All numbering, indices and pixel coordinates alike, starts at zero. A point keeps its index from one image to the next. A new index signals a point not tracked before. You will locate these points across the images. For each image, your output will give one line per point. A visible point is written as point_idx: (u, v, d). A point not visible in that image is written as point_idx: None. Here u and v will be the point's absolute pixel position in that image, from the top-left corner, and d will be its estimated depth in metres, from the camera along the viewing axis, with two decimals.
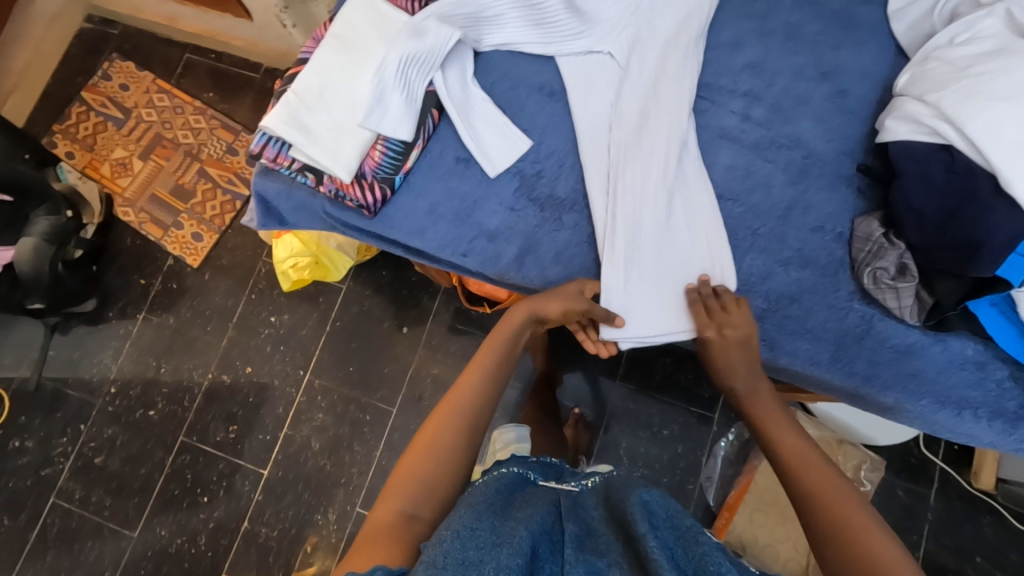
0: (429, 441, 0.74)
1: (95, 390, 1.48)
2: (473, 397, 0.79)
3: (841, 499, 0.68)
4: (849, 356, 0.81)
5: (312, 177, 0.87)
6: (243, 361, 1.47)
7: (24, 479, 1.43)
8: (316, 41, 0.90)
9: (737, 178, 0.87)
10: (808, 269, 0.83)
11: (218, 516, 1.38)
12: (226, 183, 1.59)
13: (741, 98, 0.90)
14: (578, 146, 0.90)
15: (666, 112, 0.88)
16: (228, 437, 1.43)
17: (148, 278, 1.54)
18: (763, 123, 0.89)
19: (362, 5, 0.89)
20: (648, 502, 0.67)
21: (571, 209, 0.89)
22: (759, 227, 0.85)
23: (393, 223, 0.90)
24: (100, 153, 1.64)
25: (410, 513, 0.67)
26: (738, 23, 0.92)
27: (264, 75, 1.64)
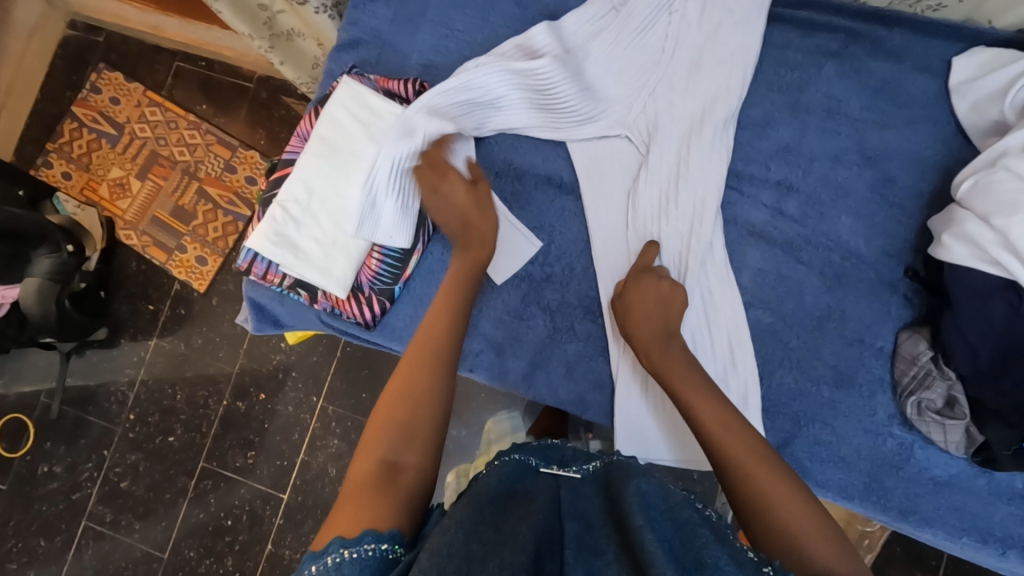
0: (405, 383, 0.67)
1: (115, 417, 1.51)
2: (445, 334, 0.72)
3: (771, 483, 0.59)
4: (883, 485, 0.76)
5: (305, 294, 0.82)
6: (257, 389, 1.47)
7: (55, 504, 1.48)
8: (301, 140, 0.83)
9: (767, 284, 0.81)
10: (842, 388, 0.78)
11: (242, 539, 1.42)
12: (227, 204, 1.54)
13: (773, 188, 0.82)
14: (591, 248, 0.84)
15: (686, 210, 0.82)
16: (246, 463, 1.45)
17: (157, 304, 1.53)
18: (797, 220, 0.81)
19: (347, 99, 0.81)
20: (648, 489, 0.59)
21: (584, 318, 0.84)
22: (792, 340, 0.79)
23: (396, 332, 0.85)
24: (97, 173, 1.59)
25: (392, 465, 0.61)
26: (770, 99, 0.83)
27: (259, 84, 1.55)
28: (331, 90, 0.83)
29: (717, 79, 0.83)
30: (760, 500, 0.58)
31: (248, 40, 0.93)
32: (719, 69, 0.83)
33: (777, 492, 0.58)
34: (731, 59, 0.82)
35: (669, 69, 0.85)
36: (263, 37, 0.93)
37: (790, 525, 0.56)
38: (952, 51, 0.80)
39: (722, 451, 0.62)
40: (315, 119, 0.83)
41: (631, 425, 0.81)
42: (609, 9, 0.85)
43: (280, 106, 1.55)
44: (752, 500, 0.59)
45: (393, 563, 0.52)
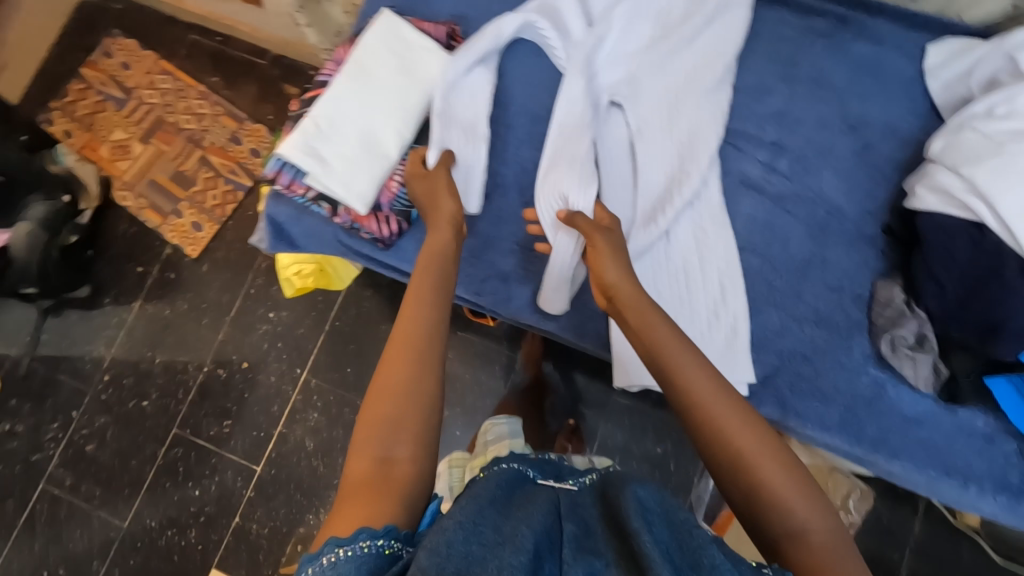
0: (393, 381, 0.61)
1: (88, 378, 1.47)
2: (428, 327, 0.65)
3: (752, 446, 0.59)
4: (859, 420, 0.80)
5: (327, 207, 0.84)
6: (239, 357, 1.46)
7: (13, 465, 1.42)
8: (336, 65, 0.87)
9: (757, 230, 0.86)
10: (822, 327, 0.83)
11: (208, 511, 1.38)
12: (229, 173, 1.55)
13: (769, 147, 0.88)
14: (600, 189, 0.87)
15: (686, 161, 0.86)
16: (221, 432, 1.42)
17: (145, 267, 1.51)
18: (787, 175, 0.87)
19: (384, 31, 0.86)
20: (644, 495, 0.58)
21: None
22: (776, 280, 0.84)
23: (405, 257, 0.88)
24: (99, 134, 1.59)
25: (385, 461, 0.57)
26: (765, 69, 0.91)
27: (271, 61, 1.59)
28: (365, 27, 0.87)
29: (720, 48, 0.89)
30: (779, 516, 0.57)
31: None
32: (719, 42, 0.89)
33: (794, 497, 0.57)
34: (732, 36, 0.89)
35: (674, 38, 0.89)
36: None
37: (776, 489, 0.57)
38: (926, 42, 0.90)
39: (739, 457, 0.59)
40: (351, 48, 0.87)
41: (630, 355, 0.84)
42: None
43: (290, 83, 1.58)
44: (738, 464, 0.59)
45: (393, 559, 0.49)
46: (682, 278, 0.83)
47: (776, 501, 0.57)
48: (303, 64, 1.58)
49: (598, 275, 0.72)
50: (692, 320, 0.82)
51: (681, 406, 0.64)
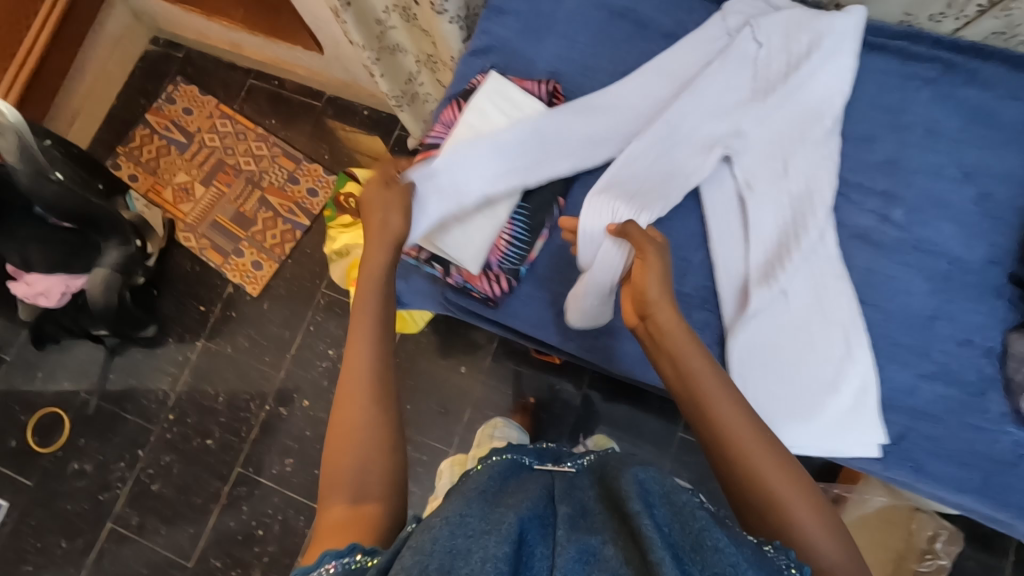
0: (357, 423, 0.62)
1: (153, 417, 1.49)
2: (374, 363, 0.65)
3: (775, 475, 0.59)
4: (1000, 490, 0.71)
5: (439, 268, 0.81)
6: (300, 394, 1.46)
7: (81, 503, 1.44)
8: (446, 128, 0.83)
9: (874, 285, 0.76)
10: (954, 385, 0.73)
11: (272, 550, 1.37)
12: (287, 213, 1.59)
13: (880, 197, 0.78)
14: (709, 242, 0.79)
15: (796, 213, 0.78)
16: (283, 471, 1.42)
17: (207, 306, 1.54)
18: (901, 228, 0.78)
19: (496, 93, 0.81)
20: (645, 479, 0.56)
21: (701, 306, 0.78)
22: (901, 337, 0.75)
23: (514, 315, 0.83)
24: (163, 177, 1.65)
25: (358, 501, 0.59)
26: (870, 115, 0.80)
27: (326, 103, 1.64)
28: (476, 85, 0.82)
29: (827, 92, 0.79)
30: (804, 549, 0.56)
31: (358, 50, 0.98)
32: (826, 88, 0.79)
33: (813, 528, 0.57)
34: (834, 85, 0.78)
35: (777, 90, 0.79)
36: (373, 49, 0.98)
37: (799, 521, 0.57)
38: None
39: (764, 488, 0.58)
40: (459, 109, 0.83)
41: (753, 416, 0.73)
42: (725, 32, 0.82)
43: (345, 124, 1.62)
44: (761, 494, 0.58)
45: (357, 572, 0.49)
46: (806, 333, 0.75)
47: (799, 532, 0.56)
48: (358, 105, 1.62)
49: (640, 288, 0.67)
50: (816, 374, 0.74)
51: (711, 435, 0.61)
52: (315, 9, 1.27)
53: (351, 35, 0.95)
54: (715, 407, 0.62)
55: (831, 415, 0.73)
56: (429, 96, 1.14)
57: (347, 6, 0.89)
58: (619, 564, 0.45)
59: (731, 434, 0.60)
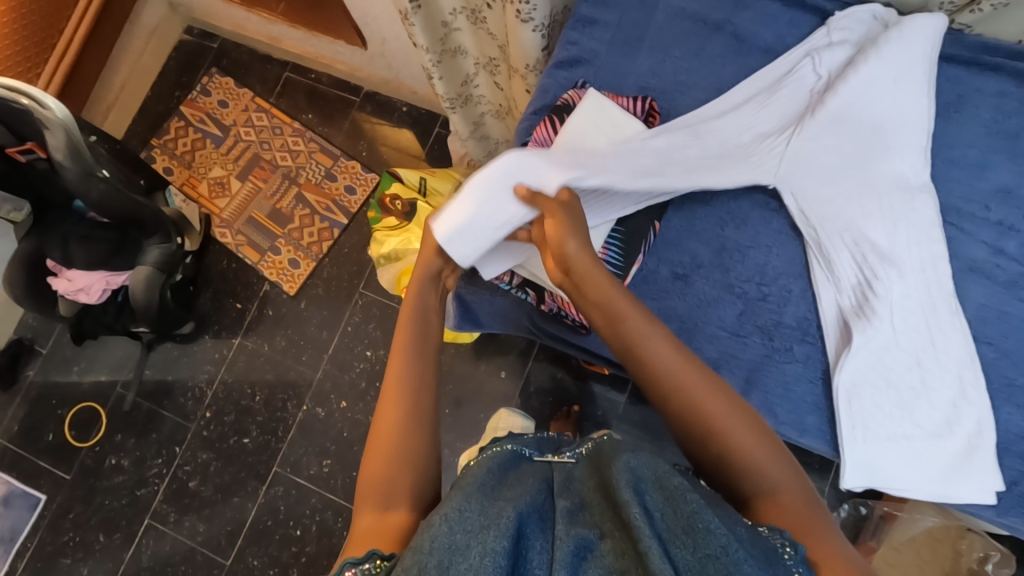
0: (385, 423, 0.62)
1: (190, 414, 1.48)
2: (416, 372, 0.65)
3: (721, 411, 0.58)
4: None
5: (533, 294, 0.79)
6: (337, 396, 1.45)
7: (119, 499, 1.44)
8: (537, 144, 0.77)
9: (990, 321, 0.71)
10: None
11: (310, 551, 1.37)
12: (324, 210, 1.56)
13: (995, 228, 0.73)
14: (811, 270, 0.75)
15: (907, 244, 0.72)
16: (321, 472, 1.42)
17: (244, 303, 1.53)
18: (1020, 260, 0.73)
19: (594, 111, 0.76)
20: (636, 466, 0.50)
21: (802, 340, 0.74)
22: (1018, 377, 0.70)
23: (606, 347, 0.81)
24: (197, 171, 1.62)
25: (384, 506, 0.57)
26: (986, 141, 0.75)
27: (364, 99, 1.60)
28: (571, 102, 0.78)
29: (912, 112, 0.74)
30: (750, 480, 0.56)
31: (421, 52, 0.94)
32: (912, 110, 0.74)
33: (766, 461, 0.56)
34: (920, 109, 0.74)
35: (828, 103, 0.75)
36: (435, 51, 0.95)
37: (746, 454, 0.56)
38: None
39: (710, 428, 0.58)
40: (554, 125, 0.77)
41: (860, 455, 0.69)
42: (801, 55, 0.78)
43: (383, 120, 1.59)
44: (708, 431, 0.58)
45: None
46: (915, 369, 0.70)
47: (750, 464, 0.56)
48: (396, 100, 1.58)
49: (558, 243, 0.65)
50: (926, 411, 0.69)
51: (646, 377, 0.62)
52: (366, 3, 1.24)
53: (415, 38, 0.92)
54: (645, 343, 0.62)
55: (952, 454, 0.68)
56: (484, 98, 1.10)
57: (416, 9, 0.86)
58: (615, 561, 0.42)
59: (670, 379, 0.60)
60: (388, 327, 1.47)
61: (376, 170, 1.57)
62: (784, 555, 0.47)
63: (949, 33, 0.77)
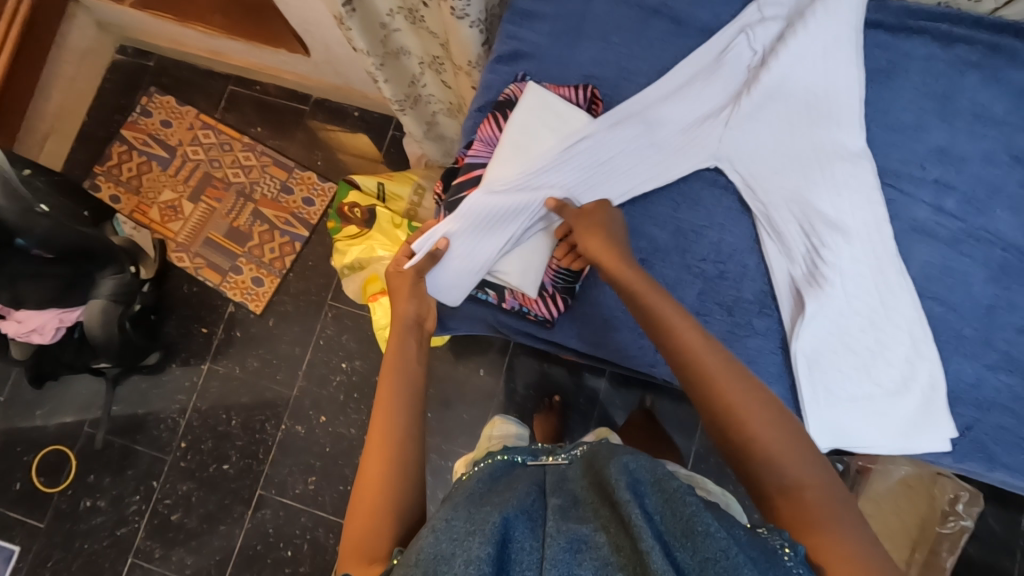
0: (371, 470, 0.59)
1: (165, 446, 1.44)
2: (402, 420, 0.62)
3: (739, 399, 0.58)
4: None
5: (493, 293, 0.81)
6: (317, 411, 1.43)
7: (100, 540, 1.40)
8: (486, 145, 0.80)
9: (936, 277, 0.74)
10: (1018, 374, 0.72)
11: (304, 570, 1.35)
12: (284, 224, 1.52)
13: (932, 188, 0.76)
14: (762, 244, 0.77)
15: (849, 210, 0.74)
16: (307, 489, 1.39)
17: (210, 327, 1.49)
18: (957, 216, 0.76)
19: (538, 107, 0.78)
20: (635, 468, 0.53)
21: (761, 312, 0.75)
22: (964, 329, 0.73)
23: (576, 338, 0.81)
24: (147, 196, 1.56)
25: (369, 559, 0.53)
26: (916, 103, 0.77)
27: (314, 107, 1.57)
28: (513, 97, 0.79)
29: (842, 81, 0.76)
30: (771, 473, 0.55)
31: (363, 56, 0.93)
32: (841, 81, 0.76)
33: (787, 454, 0.55)
34: (850, 77, 0.76)
35: (763, 80, 0.76)
36: (378, 54, 0.93)
37: (764, 445, 0.56)
38: None
39: (727, 415, 0.58)
40: (499, 123, 0.79)
41: (823, 419, 0.71)
42: (736, 31, 0.78)
43: (336, 127, 1.56)
44: (726, 417, 0.58)
45: None
46: (866, 330, 0.73)
47: (766, 454, 0.55)
48: (347, 106, 1.55)
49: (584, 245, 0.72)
50: (881, 371, 0.72)
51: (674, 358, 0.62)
52: (305, 10, 1.21)
53: (355, 42, 0.90)
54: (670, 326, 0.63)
55: (908, 415, 0.71)
56: (433, 98, 1.09)
57: (353, 13, 0.84)
58: (613, 553, 0.43)
59: (696, 362, 0.60)
60: (361, 337, 1.45)
61: (333, 179, 1.54)
62: (784, 555, 0.47)
63: None
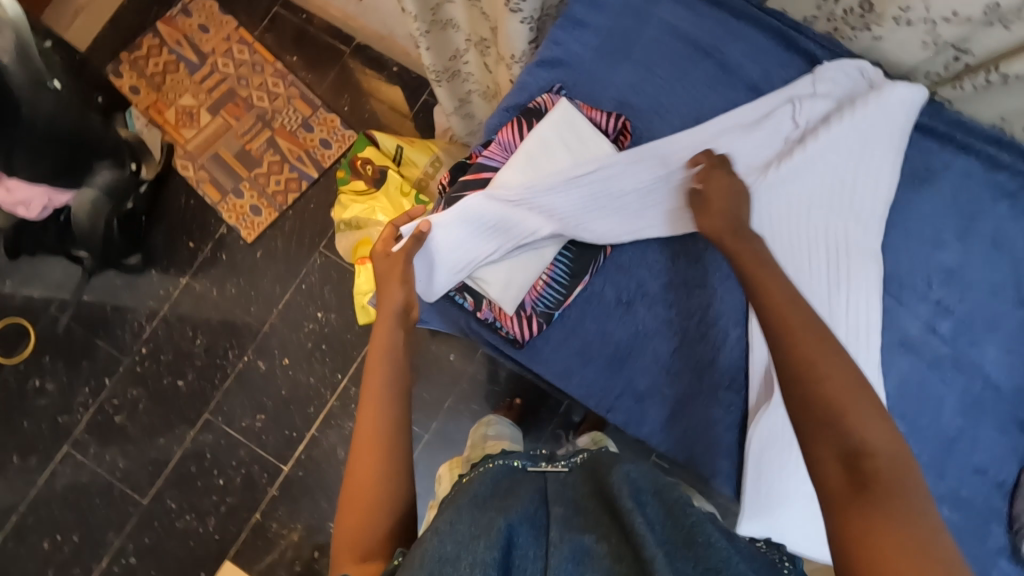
0: (361, 464, 0.61)
1: (125, 347, 1.43)
2: (387, 414, 0.63)
3: (826, 364, 0.56)
4: None
5: (471, 300, 0.78)
6: (282, 352, 1.42)
7: (40, 422, 1.40)
8: (502, 147, 0.79)
9: (909, 397, 0.74)
10: (960, 511, 0.72)
11: (230, 502, 1.36)
12: (295, 160, 1.50)
13: (932, 306, 0.75)
14: (750, 319, 0.75)
15: (847, 308, 0.72)
16: (254, 425, 1.39)
17: (198, 243, 1.47)
18: (948, 341, 0.75)
19: (562, 124, 0.78)
20: (636, 476, 0.55)
21: (729, 387, 0.76)
22: (921, 454, 0.73)
23: (543, 361, 0.80)
24: (167, 96, 1.53)
25: (364, 555, 0.56)
26: (939, 218, 0.76)
27: (354, 51, 1.53)
28: (543, 106, 0.79)
29: (871, 178, 0.74)
30: (848, 440, 0.53)
31: (409, 20, 0.90)
32: (872, 176, 0.74)
33: (864, 425, 0.53)
34: (882, 176, 0.74)
35: (795, 153, 0.74)
36: (425, 21, 0.90)
37: (838, 410, 0.54)
38: None
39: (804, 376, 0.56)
40: (521, 130, 0.79)
41: (759, 505, 0.71)
42: (783, 99, 0.77)
43: (371, 76, 1.52)
44: (802, 376, 0.56)
45: None
46: None
47: (843, 424, 0.53)
48: (388, 59, 1.52)
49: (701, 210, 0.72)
50: None
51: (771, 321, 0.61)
52: None
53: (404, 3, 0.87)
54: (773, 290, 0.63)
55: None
56: (471, 76, 1.06)
57: None
58: (614, 562, 0.43)
59: (793, 323, 0.60)
60: (343, 291, 1.44)
61: (355, 128, 1.51)
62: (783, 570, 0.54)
63: (932, 104, 0.78)
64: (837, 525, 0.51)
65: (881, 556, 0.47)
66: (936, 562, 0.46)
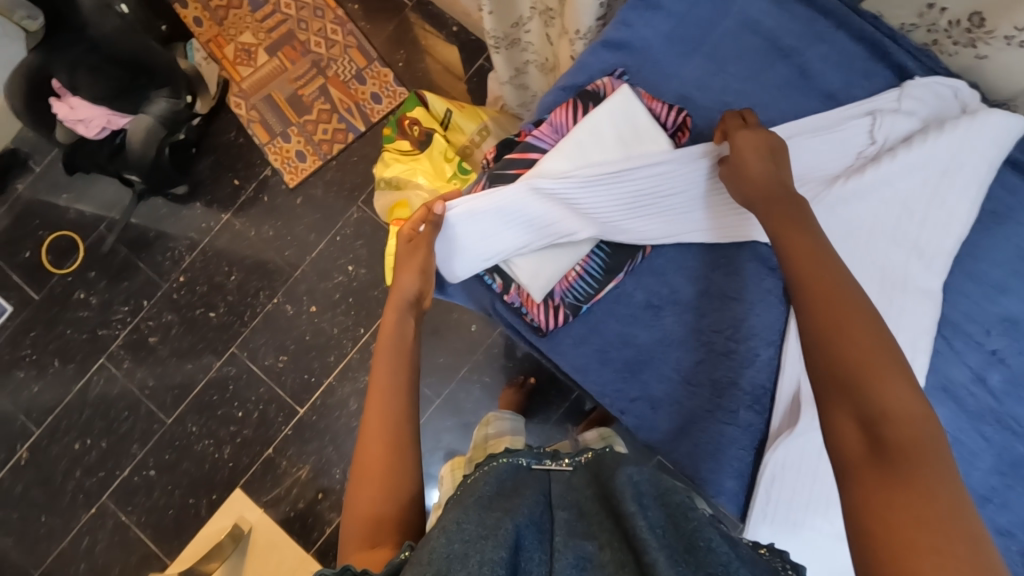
0: (370, 447, 0.62)
1: (164, 273, 1.49)
2: (391, 395, 0.65)
3: (853, 318, 0.53)
4: None
5: (499, 282, 0.79)
6: (309, 299, 1.45)
7: (80, 333, 1.47)
8: (554, 129, 0.77)
9: None
10: None
11: (246, 434, 1.42)
12: (344, 111, 1.49)
13: (985, 357, 0.71)
14: (785, 341, 0.73)
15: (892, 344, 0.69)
16: (275, 365, 1.44)
17: (242, 181, 1.49)
18: (996, 396, 0.71)
19: (615, 114, 0.74)
20: (637, 478, 0.53)
21: (750, 405, 0.74)
22: None
23: (559, 353, 0.81)
24: (227, 31, 1.53)
25: (373, 541, 0.56)
26: (1014, 266, 0.71)
27: (416, 5, 1.49)
28: (602, 90, 0.76)
29: (947, 210, 0.69)
30: (867, 400, 0.49)
31: None
32: (948, 208, 0.69)
33: (883, 383, 0.50)
34: (959, 208, 0.68)
35: (866, 172, 0.69)
36: None
37: (857, 363, 0.51)
38: None
39: (828, 323, 0.54)
40: (575, 113, 0.76)
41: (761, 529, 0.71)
42: (863, 112, 0.72)
43: (429, 34, 1.49)
44: (830, 321, 0.54)
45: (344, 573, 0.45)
46: None
47: (867, 383, 0.50)
48: (448, 16, 1.48)
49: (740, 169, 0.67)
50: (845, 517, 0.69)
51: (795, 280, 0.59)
52: None
53: None
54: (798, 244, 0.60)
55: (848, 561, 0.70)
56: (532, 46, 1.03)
57: None
58: (616, 570, 0.42)
59: (813, 275, 0.57)
60: (375, 248, 1.45)
61: (407, 85, 1.49)
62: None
63: None
64: (852, 498, 0.47)
65: (892, 527, 0.43)
66: (949, 529, 0.42)
